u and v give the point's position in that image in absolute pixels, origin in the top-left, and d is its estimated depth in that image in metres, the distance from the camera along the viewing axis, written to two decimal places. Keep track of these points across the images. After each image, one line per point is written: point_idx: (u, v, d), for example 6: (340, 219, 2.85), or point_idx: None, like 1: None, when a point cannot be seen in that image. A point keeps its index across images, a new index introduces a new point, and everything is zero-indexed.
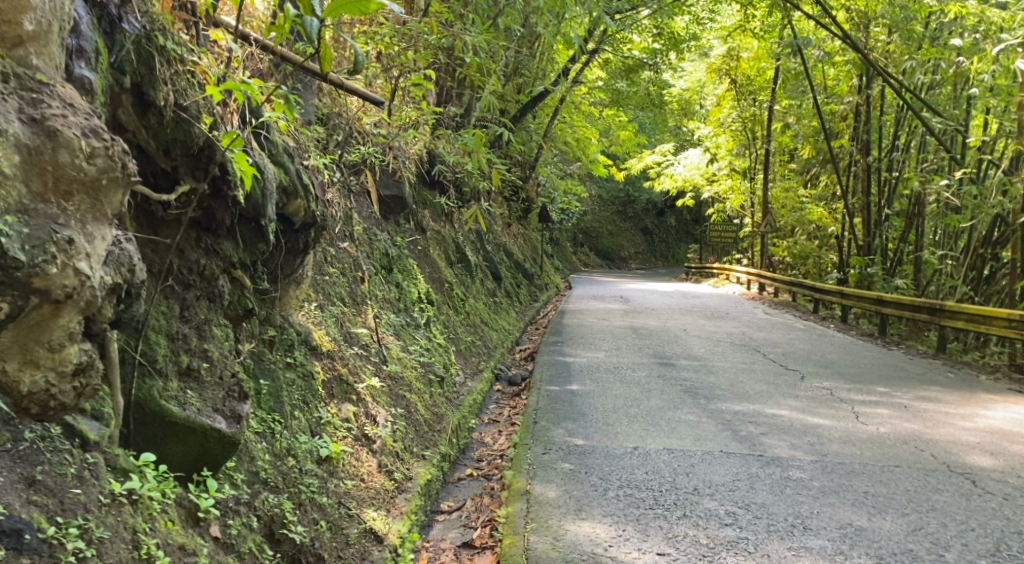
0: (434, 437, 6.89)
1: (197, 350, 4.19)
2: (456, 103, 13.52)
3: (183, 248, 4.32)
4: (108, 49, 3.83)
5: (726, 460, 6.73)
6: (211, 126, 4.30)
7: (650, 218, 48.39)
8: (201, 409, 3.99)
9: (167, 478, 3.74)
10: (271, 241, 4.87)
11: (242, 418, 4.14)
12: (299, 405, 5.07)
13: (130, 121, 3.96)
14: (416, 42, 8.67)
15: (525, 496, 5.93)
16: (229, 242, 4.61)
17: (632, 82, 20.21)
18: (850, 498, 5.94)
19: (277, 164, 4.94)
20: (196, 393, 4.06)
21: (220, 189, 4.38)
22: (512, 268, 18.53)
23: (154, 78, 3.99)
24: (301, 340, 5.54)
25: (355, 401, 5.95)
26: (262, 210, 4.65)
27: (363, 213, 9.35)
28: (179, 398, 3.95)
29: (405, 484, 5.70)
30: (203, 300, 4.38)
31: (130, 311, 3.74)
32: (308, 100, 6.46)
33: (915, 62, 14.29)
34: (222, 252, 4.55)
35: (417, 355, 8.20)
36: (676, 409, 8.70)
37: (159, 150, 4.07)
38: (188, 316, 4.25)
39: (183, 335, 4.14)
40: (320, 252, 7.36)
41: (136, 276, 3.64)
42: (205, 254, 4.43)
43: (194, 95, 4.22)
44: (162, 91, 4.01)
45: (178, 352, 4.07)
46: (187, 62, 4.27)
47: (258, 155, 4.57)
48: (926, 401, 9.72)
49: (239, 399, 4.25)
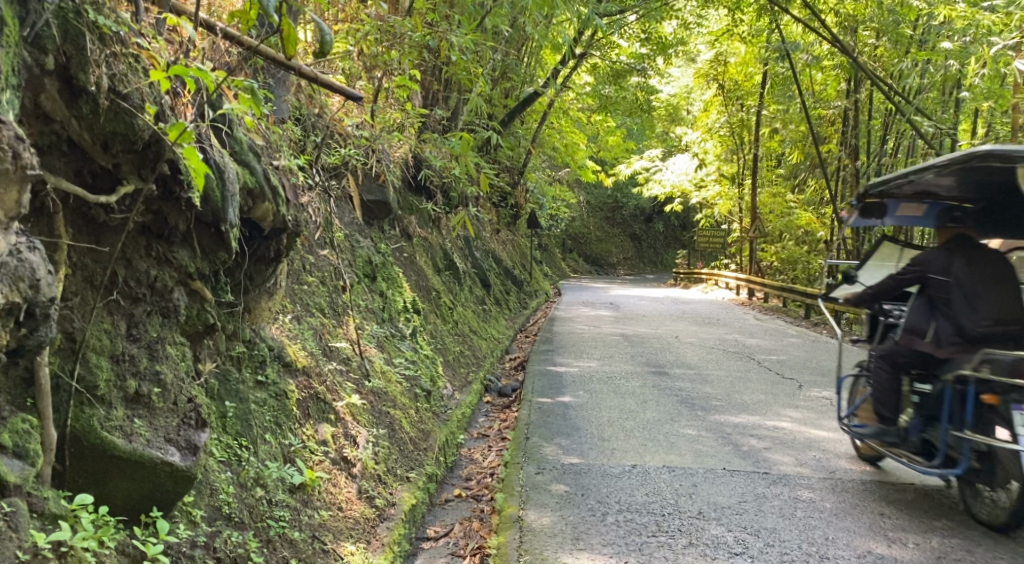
0: (420, 457, 6.46)
1: (147, 373, 3.76)
2: (441, 107, 13.10)
3: (129, 257, 3.88)
4: (21, 21, 3.33)
5: (730, 479, 6.33)
6: (158, 117, 3.84)
7: (639, 224, 48.00)
8: (150, 441, 3.59)
9: (108, 523, 3.36)
10: (234, 249, 4.40)
11: (198, 449, 3.72)
12: (270, 427, 4.67)
13: (58, 111, 3.55)
14: (397, 38, 8.23)
15: (518, 523, 5.50)
16: (185, 251, 4.16)
17: (619, 88, 19.76)
18: (866, 521, 5.56)
19: (240, 162, 4.50)
20: (146, 422, 3.65)
21: (172, 190, 3.99)
22: (500, 275, 18.09)
23: (85, 59, 3.54)
24: (273, 356, 5.15)
25: (333, 420, 5.54)
26: (221, 215, 4.20)
27: (345, 219, 8.92)
28: (125, 428, 3.55)
29: (388, 511, 5.27)
30: (154, 316, 3.94)
31: (35, 335, 3.23)
32: (282, 96, 5.99)
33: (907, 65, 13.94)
34: (177, 262, 4.11)
35: (401, 368, 7.76)
36: (674, 422, 8.29)
37: (96, 145, 3.68)
38: (136, 335, 3.82)
39: (130, 356, 3.73)
40: (297, 261, 6.94)
41: (43, 292, 3.19)
42: (156, 264, 4.00)
43: (136, 82, 3.75)
44: (93, 74, 3.56)
45: (124, 376, 3.67)
46: (130, 44, 3.80)
47: (218, 152, 4.11)
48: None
49: (196, 426, 3.83)
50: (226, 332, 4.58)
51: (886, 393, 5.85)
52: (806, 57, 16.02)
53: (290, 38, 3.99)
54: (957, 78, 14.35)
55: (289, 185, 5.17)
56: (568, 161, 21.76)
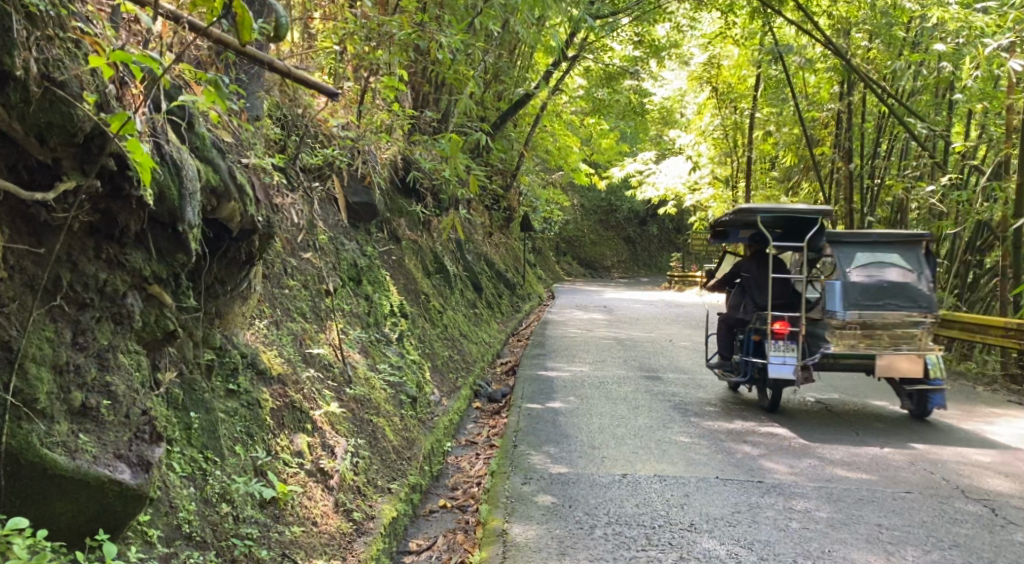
0: (403, 467, 6.23)
1: (95, 384, 3.56)
2: (432, 108, 12.88)
3: (75, 259, 3.68)
4: None
5: (723, 488, 6.12)
6: (100, 107, 3.61)
7: (633, 227, 47.84)
8: (98, 457, 3.39)
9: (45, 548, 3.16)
10: (194, 252, 4.18)
11: (151, 465, 3.52)
12: (240, 439, 4.50)
13: None
14: (381, 33, 7.90)
15: (501, 537, 5.28)
16: (139, 253, 3.93)
17: (613, 90, 19.42)
18: (863, 532, 5.35)
19: (202, 159, 4.29)
20: (94, 436, 3.44)
21: (121, 187, 3.76)
22: (493, 278, 17.82)
23: (12, 41, 3.29)
24: (245, 363, 4.96)
25: (309, 430, 5.31)
26: (178, 215, 3.99)
27: (329, 221, 8.69)
28: (69, 443, 3.35)
29: (366, 525, 5.04)
30: (104, 322, 3.73)
31: None
32: (256, 93, 5.73)
33: (902, 67, 13.77)
34: (131, 264, 3.90)
35: (385, 374, 7.51)
36: (667, 429, 8.08)
37: (30, 137, 3.45)
38: (83, 343, 3.61)
39: (75, 366, 3.53)
40: (277, 265, 6.73)
41: None
42: (106, 267, 3.79)
43: (73, 68, 3.50)
44: (20, 57, 3.30)
45: (69, 387, 3.46)
46: (70, 29, 3.56)
47: (174, 148, 3.89)
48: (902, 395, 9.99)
49: (150, 441, 3.61)
50: (188, 339, 4.36)
51: (725, 342, 8.94)
52: (800, 60, 15.84)
53: (244, 21, 3.88)
54: (951, 80, 14.18)
55: (259, 184, 4.95)
56: (561, 163, 21.56)
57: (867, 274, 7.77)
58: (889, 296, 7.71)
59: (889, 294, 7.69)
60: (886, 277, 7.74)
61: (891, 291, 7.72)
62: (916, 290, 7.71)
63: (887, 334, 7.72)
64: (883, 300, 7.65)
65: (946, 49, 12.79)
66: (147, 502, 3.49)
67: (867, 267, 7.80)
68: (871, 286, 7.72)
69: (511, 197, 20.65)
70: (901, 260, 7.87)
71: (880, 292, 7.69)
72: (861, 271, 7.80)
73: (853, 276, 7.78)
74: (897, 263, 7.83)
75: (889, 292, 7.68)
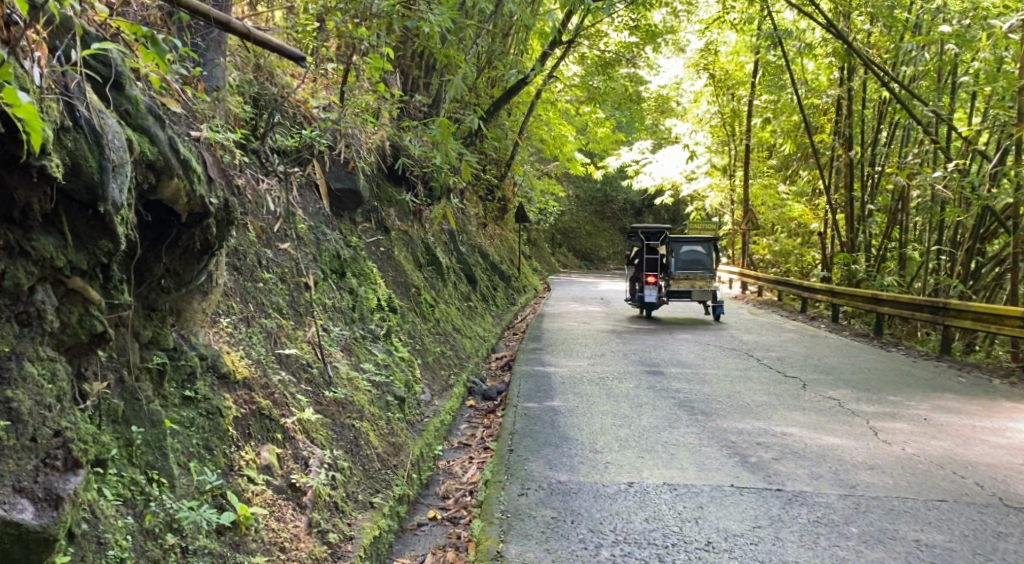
0: (388, 476, 5.63)
1: None
2: (422, 94, 12.17)
3: None
4: None
5: (740, 499, 5.56)
6: None
7: (628, 219, 46.34)
8: None
9: None
10: (122, 239, 3.59)
11: (61, 500, 3.02)
12: (195, 454, 3.99)
13: None
14: (362, 7, 7.22)
15: (497, 560, 4.72)
16: (51, 239, 3.38)
17: (610, 78, 18.53)
18: (901, 550, 4.82)
19: (137, 129, 3.74)
20: None
21: (16, 156, 3.16)
22: (487, 270, 17.24)
23: None
24: (206, 367, 4.42)
25: (279, 440, 4.76)
26: (97, 192, 3.41)
27: (310, 209, 8.06)
28: None
29: (344, 549, 4.47)
30: (4, 324, 3.16)
31: None
32: (214, 61, 5.17)
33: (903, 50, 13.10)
34: (38, 252, 3.31)
35: (371, 375, 6.89)
36: (673, 428, 7.54)
37: None
38: None
39: None
40: (252, 255, 6.13)
41: None
42: (6, 256, 3.20)
43: None
44: None
45: None
46: None
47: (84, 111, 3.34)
48: (915, 391, 9.93)
49: (63, 469, 3.10)
50: (125, 338, 3.84)
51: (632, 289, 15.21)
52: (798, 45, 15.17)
53: None
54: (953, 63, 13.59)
55: (213, 162, 4.41)
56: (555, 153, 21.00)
57: (686, 254, 14.93)
58: (697, 265, 14.85)
59: (695, 264, 14.85)
60: (695, 256, 14.90)
61: (698, 263, 14.86)
62: (710, 261, 14.90)
63: (698, 282, 14.66)
64: (692, 267, 14.65)
65: (952, 32, 12.17)
66: (58, 548, 2.99)
67: (686, 252, 14.84)
68: (687, 259, 14.92)
69: (505, 187, 20.05)
70: (704, 245, 14.89)
71: (692, 264, 14.82)
72: (683, 253, 14.91)
73: (680, 255, 14.93)
74: (702, 248, 14.84)
75: (697, 264, 14.83)
